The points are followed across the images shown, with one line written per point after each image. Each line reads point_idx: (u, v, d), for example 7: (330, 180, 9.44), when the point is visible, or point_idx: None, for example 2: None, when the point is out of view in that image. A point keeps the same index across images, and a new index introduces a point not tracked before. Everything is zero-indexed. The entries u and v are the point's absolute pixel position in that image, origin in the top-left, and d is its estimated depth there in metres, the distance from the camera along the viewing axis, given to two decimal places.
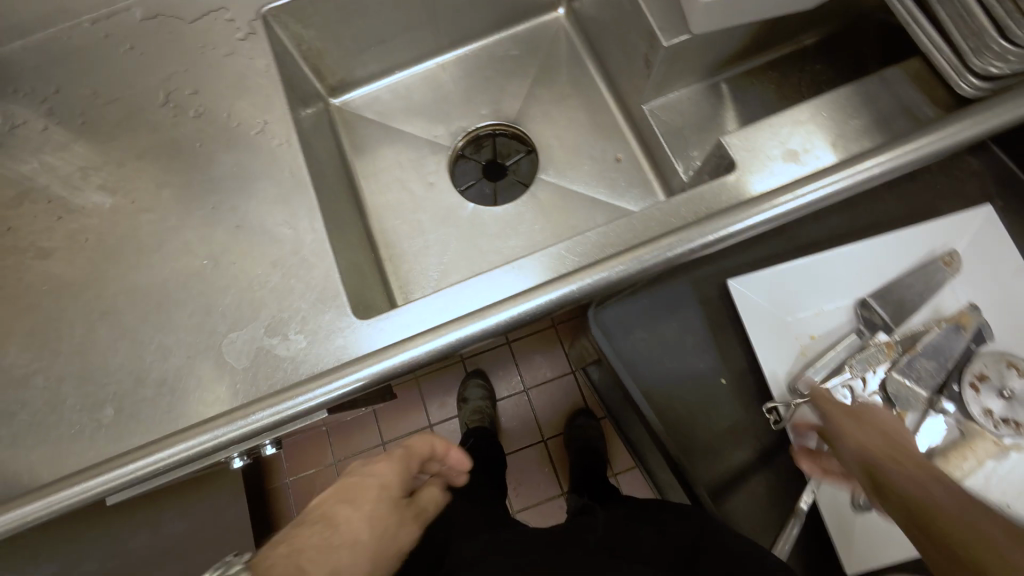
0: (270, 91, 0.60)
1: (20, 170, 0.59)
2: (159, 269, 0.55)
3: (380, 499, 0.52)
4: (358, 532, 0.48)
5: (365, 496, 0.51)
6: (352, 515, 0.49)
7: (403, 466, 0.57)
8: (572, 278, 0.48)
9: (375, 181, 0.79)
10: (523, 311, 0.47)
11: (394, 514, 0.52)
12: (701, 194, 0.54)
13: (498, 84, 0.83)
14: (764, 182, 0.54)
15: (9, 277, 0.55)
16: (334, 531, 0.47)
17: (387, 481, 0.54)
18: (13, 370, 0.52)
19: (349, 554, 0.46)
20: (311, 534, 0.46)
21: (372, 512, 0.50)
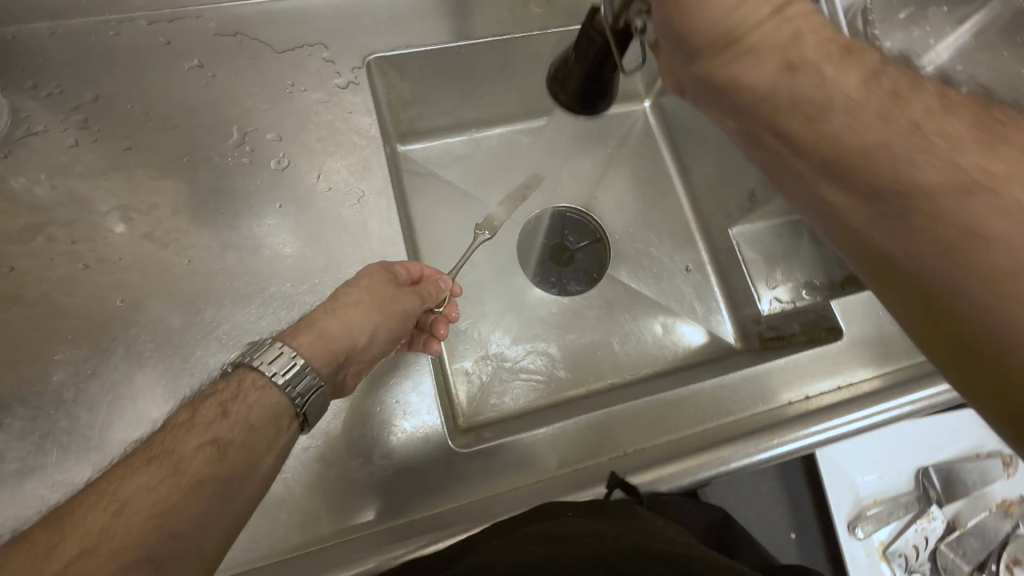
0: (369, 154, 0.53)
1: (37, 194, 0.47)
2: (212, 350, 0.46)
3: (383, 288, 0.47)
4: (364, 319, 0.44)
5: (363, 290, 0.45)
6: (351, 294, 0.45)
7: (399, 274, 0.49)
8: (660, 469, 0.48)
9: (433, 245, 0.69)
10: (646, 486, 0.47)
11: (393, 293, 0.47)
12: (813, 358, 0.57)
13: (574, 159, 0.79)
14: (837, 369, 0.57)
15: (6, 335, 0.44)
16: (339, 311, 0.43)
17: (380, 275, 0.47)
18: (2, 463, 0.41)
19: (366, 323, 0.44)
20: (331, 317, 0.42)
21: (384, 305, 0.45)
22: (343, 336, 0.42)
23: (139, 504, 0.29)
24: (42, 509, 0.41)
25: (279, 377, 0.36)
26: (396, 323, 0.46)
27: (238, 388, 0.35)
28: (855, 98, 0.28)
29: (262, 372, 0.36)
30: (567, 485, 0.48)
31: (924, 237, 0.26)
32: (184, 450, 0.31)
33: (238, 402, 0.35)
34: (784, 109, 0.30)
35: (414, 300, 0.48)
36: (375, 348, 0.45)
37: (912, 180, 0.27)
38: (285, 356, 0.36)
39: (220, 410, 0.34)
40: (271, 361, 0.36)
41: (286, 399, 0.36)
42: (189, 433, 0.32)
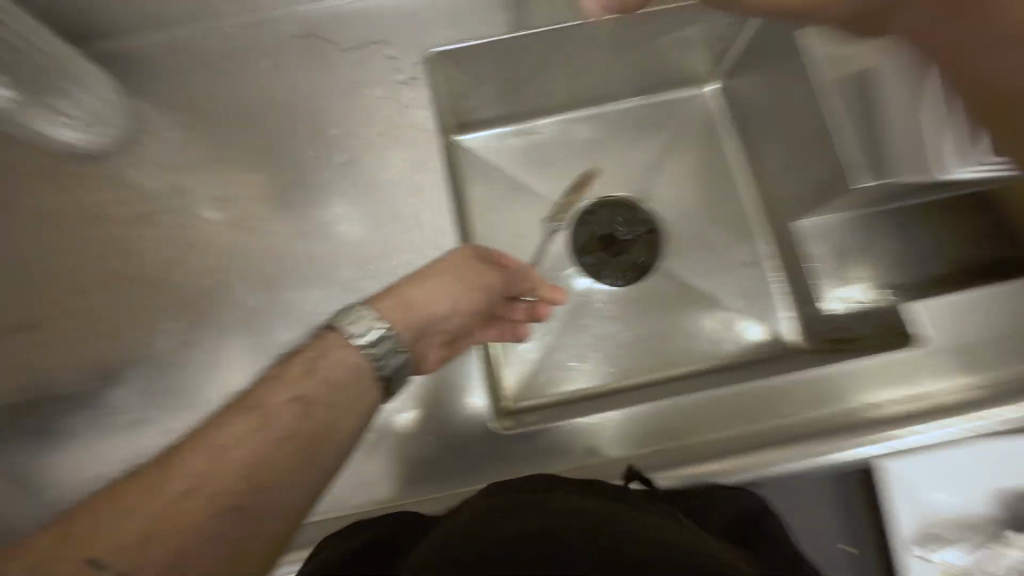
0: (426, 148, 0.56)
1: (147, 187, 0.55)
2: (285, 328, 0.52)
3: (464, 263, 0.51)
4: (443, 291, 0.48)
5: (446, 263, 0.50)
6: (434, 268, 0.49)
7: (484, 253, 0.52)
8: (699, 466, 0.48)
9: (485, 233, 0.72)
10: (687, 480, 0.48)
11: (473, 268, 0.51)
12: (889, 365, 0.51)
13: (630, 148, 0.77)
14: (909, 379, 0.51)
15: (125, 308, 0.52)
16: (422, 280, 0.48)
17: (463, 254, 0.51)
18: (123, 415, 0.49)
19: (446, 295, 0.48)
20: (415, 286, 0.47)
21: (464, 279, 0.50)
22: (423, 304, 0.47)
23: (234, 454, 0.34)
24: (152, 456, 0.49)
25: (361, 339, 0.41)
26: (475, 296, 0.50)
27: (323, 347, 0.40)
28: None
29: (344, 333, 0.41)
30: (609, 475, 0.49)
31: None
32: (274, 404, 0.36)
33: (321, 361, 0.39)
34: None
35: (493, 276, 0.52)
36: (454, 318, 0.49)
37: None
38: (367, 319, 0.42)
39: (308, 369, 0.39)
40: (356, 323, 0.41)
41: (363, 362, 0.41)
42: (278, 387, 0.37)
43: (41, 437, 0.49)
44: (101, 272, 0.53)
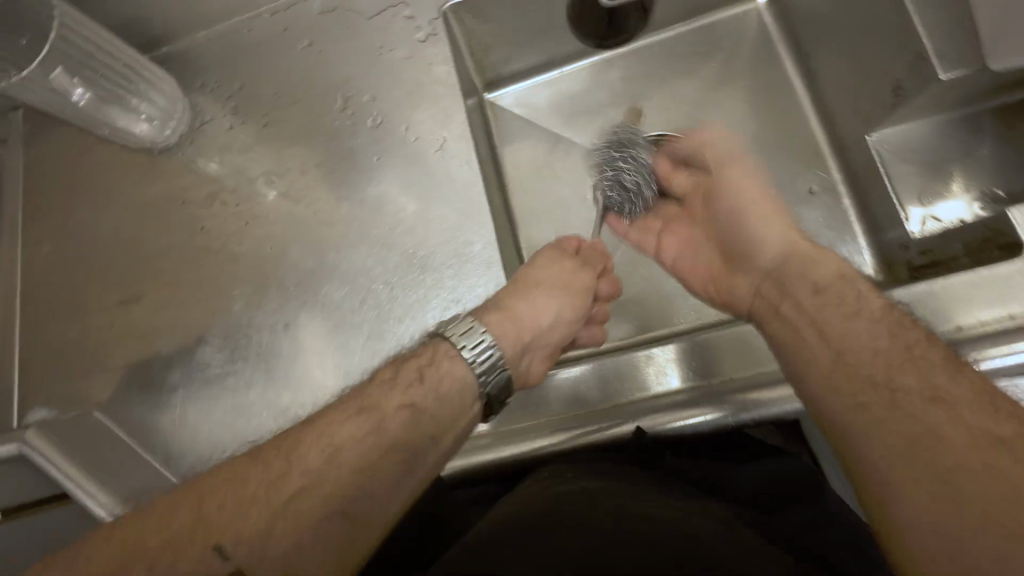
0: (450, 102, 0.57)
1: (211, 169, 0.61)
2: (335, 287, 0.56)
3: (564, 263, 0.52)
4: (546, 298, 0.50)
5: (544, 271, 0.51)
6: (539, 275, 0.51)
7: (568, 248, 0.54)
8: (683, 415, 0.48)
9: (523, 188, 0.71)
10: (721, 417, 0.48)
11: (573, 268, 0.53)
12: (982, 285, 0.45)
13: (670, 82, 0.72)
14: (1008, 294, 0.44)
15: (205, 277, 0.59)
16: (528, 294, 0.49)
17: (561, 254, 0.53)
18: (211, 368, 0.57)
19: (550, 303, 0.50)
20: (519, 298, 0.49)
21: (563, 285, 0.51)
22: (529, 314, 0.49)
23: (350, 451, 0.39)
24: (234, 402, 0.56)
25: (469, 354, 0.45)
26: (576, 299, 0.51)
27: (432, 355, 0.45)
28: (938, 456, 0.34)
29: (453, 344, 0.45)
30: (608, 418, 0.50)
31: (883, 429, 0.36)
32: (388, 406, 0.41)
33: (428, 371, 0.44)
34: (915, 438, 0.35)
35: (590, 274, 0.53)
36: (558, 327, 0.50)
37: (926, 422, 0.35)
38: (473, 331, 0.46)
39: (417, 375, 0.43)
40: (466, 338, 0.45)
41: (469, 373, 0.45)
42: (393, 390, 0.42)
43: (149, 388, 0.57)
44: (181, 250, 0.60)
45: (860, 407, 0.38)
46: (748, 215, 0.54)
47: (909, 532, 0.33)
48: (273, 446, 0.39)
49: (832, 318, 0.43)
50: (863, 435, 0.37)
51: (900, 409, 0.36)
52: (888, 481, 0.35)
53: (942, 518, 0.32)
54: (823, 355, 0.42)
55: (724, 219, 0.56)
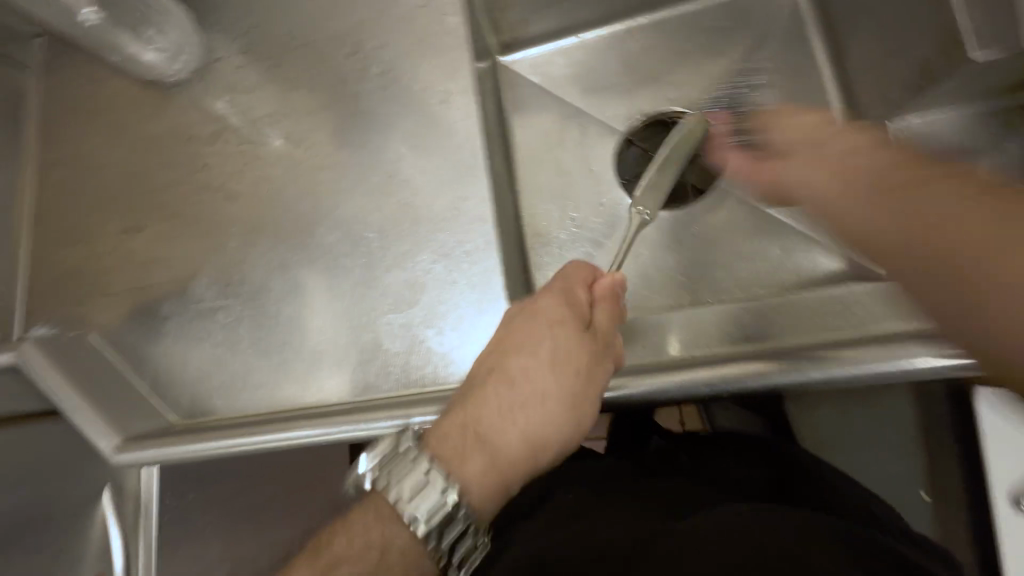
0: (460, 56, 0.56)
1: (218, 107, 0.62)
2: (327, 233, 0.56)
3: (571, 367, 0.43)
4: (535, 427, 0.42)
5: (540, 371, 0.43)
6: (533, 374, 0.43)
7: (579, 304, 0.45)
8: (687, 370, 0.46)
9: (529, 156, 0.70)
10: (732, 381, 0.44)
11: (585, 373, 0.43)
12: None
13: (689, 56, 0.69)
14: None
15: (204, 213, 0.60)
16: (511, 416, 0.42)
17: (568, 350, 0.43)
18: (202, 302, 0.58)
19: (546, 426, 0.42)
20: (503, 419, 0.42)
21: (565, 402, 0.43)
22: (516, 449, 0.42)
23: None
24: (220, 335, 0.56)
25: (422, 510, 0.39)
26: (581, 420, 0.43)
27: (378, 511, 0.41)
28: (957, 217, 0.36)
29: (405, 518, 0.40)
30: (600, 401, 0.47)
31: (913, 245, 0.37)
32: (390, 555, 0.39)
33: (382, 538, 0.40)
34: (918, 210, 0.38)
35: (602, 368, 0.44)
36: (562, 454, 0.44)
37: (929, 212, 0.37)
38: (427, 491, 0.40)
39: (393, 518, 0.40)
40: (419, 501, 0.40)
41: (435, 542, 0.40)
42: (366, 556, 0.39)
43: (140, 317, 0.58)
44: (183, 187, 0.61)
45: (864, 233, 0.41)
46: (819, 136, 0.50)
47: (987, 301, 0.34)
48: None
49: (863, 161, 0.44)
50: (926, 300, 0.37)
51: (912, 210, 0.38)
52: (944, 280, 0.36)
53: (963, 307, 0.35)
54: (841, 183, 0.44)
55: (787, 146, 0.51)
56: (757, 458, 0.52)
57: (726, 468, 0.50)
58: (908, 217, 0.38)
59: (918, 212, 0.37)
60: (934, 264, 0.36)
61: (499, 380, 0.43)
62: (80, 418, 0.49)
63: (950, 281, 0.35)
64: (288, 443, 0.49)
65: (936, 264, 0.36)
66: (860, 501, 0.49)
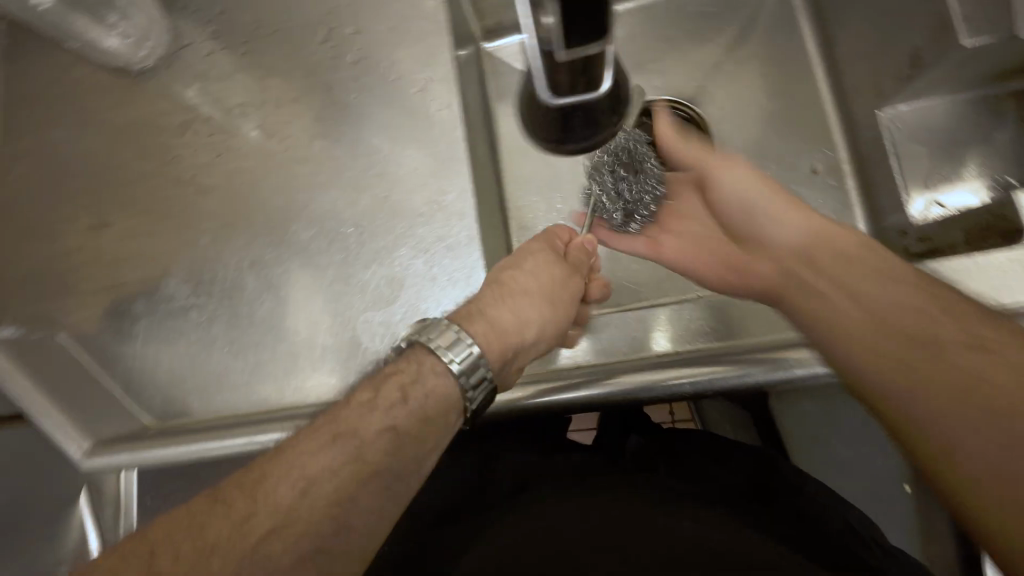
0: (440, 42, 0.54)
1: (187, 96, 0.59)
2: (304, 227, 0.54)
3: (551, 271, 0.48)
4: (530, 315, 0.45)
5: (527, 276, 0.47)
6: (522, 281, 0.47)
7: (555, 244, 0.51)
8: (674, 367, 0.45)
9: (513, 146, 0.68)
10: (718, 378, 0.44)
11: (561, 281, 0.48)
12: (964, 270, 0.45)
13: (677, 42, 0.68)
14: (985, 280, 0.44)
15: (175, 208, 0.57)
16: (510, 303, 0.45)
17: (549, 263, 0.49)
18: (174, 300, 0.56)
19: (537, 315, 0.46)
20: (501, 305, 0.45)
21: (551, 298, 0.47)
22: (515, 330, 0.44)
23: (323, 487, 0.34)
24: (193, 334, 0.55)
25: (454, 364, 0.40)
26: (562, 314, 0.48)
27: (416, 370, 0.40)
28: (950, 352, 0.40)
29: (440, 359, 0.40)
30: (575, 375, 0.48)
31: (904, 371, 0.41)
32: (368, 433, 0.37)
33: (417, 385, 0.39)
34: (920, 341, 0.41)
35: (576, 283, 0.50)
36: (541, 342, 0.46)
37: (907, 324, 0.42)
38: (462, 343, 0.40)
39: (400, 395, 0.39)
40: (452, 352, 0.40)
41: (456, 389, 0.40)
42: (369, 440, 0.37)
43: (110, 316, 0.56)
44: (153, 180, 0.58)
45: (838, 325, 0.45)
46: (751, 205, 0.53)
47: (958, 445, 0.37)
48: (234, 487, 0.35)
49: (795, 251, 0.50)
50: (910, 393, 0.40)
51: (921, 357, 0.41)
52: (971, 444, 0.37)
53: (962, 419, 0.38)
54: (804, 229, 0.51)
55: (743, 218, 0.54)
56: (737, 465, 0.51)
57: (705, 474, 0.50)
58: (870, 354, 0.43)
59: (925, 342, 0.41)
60: (911, 379, 0.40)
61: (494, 286, 0.46)
62: (49, 425, 0.48)
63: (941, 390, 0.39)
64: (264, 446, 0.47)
65: (906, 380, 0.41)
66: (843, 514, 0.46)
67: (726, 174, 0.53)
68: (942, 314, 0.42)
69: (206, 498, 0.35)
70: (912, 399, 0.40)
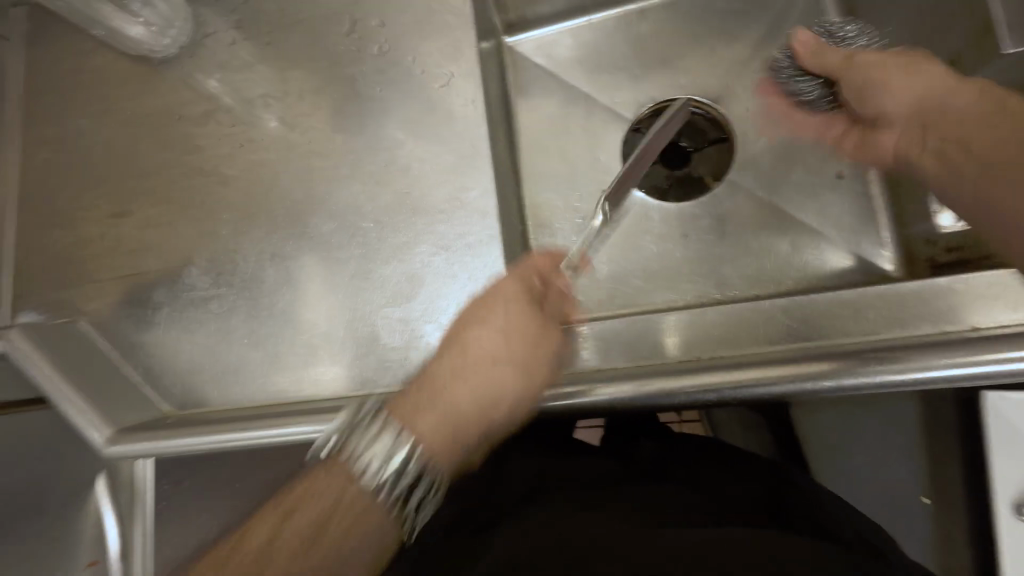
0: (465, 37, 0.54)
1: (208, 85, 0.59)
2: (324, 221, 0.54)
3: (521, 326, 0.46)
4: (500, 388, 0.45)
5: (489, 342, 0.45)
6: (488, 348, 0.45)
7: (532, 288, 0.47)
8: (696, 374, 0.45)
9: (533, 142, 0.67)
10: (741, 386, 0.44)
11: (530, 340, 0.46)
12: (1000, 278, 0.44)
13: (704, 39, 0.66)
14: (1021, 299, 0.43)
15: (196, 198, 0.57)
16: (469, 377, 0.45)
17: (519, 316, 0.46)
18: (194, 291, 0.56)
19: (501, 386, 0.45)
20: (463, 380, 0.45)
21: (519, 365, 0.45)
22: (473, 408, 0.44)
23: None
24: (211, 326, 0.55)
25: (381, 474, 0.41)
26: (535, 378, 0.46)
27: (330, 484, 0.41)
28: (966, 184, 0.45)
29: (362, 472, 0.41)
30: (597, 377, 0.47)
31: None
32: (276, 563, 0.38)
33: (331, 513, 0.40)
34: (1002, 175, 0.43)
35: (551, 338, 0.47)
36: (513, 411, 0.45)
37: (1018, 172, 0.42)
38: (394, 449, 0.41)
39: (313, 526, 0.40)
40: (382, 457, 0.41)
41: (387, 503, 0.42)
42: (274, 558, 0.38)
43: (130, 305, 0.57)
44: (174, 169, 0.58)
45: (971, 205, 0.45)
46: (877, 87, 0.51)
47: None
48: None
49: (987, 150, 0.44)
50: (1013, 254, 0.41)
51: (1014, 184, 0.42)
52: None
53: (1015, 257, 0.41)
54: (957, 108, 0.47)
55: (865, 94, 0.52)
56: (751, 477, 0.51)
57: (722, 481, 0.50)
58: (1003, 203, 0.42)
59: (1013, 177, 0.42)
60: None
61: (451, 353, 0.45)
62: (73, 410, 0.48)
63: (1007, 240, 0.42)
64: (281, 440, 0.47)
65: (1014, 208, 0.42)
66: (854, 527, 0.47)
67: (859, 56, 0.52)
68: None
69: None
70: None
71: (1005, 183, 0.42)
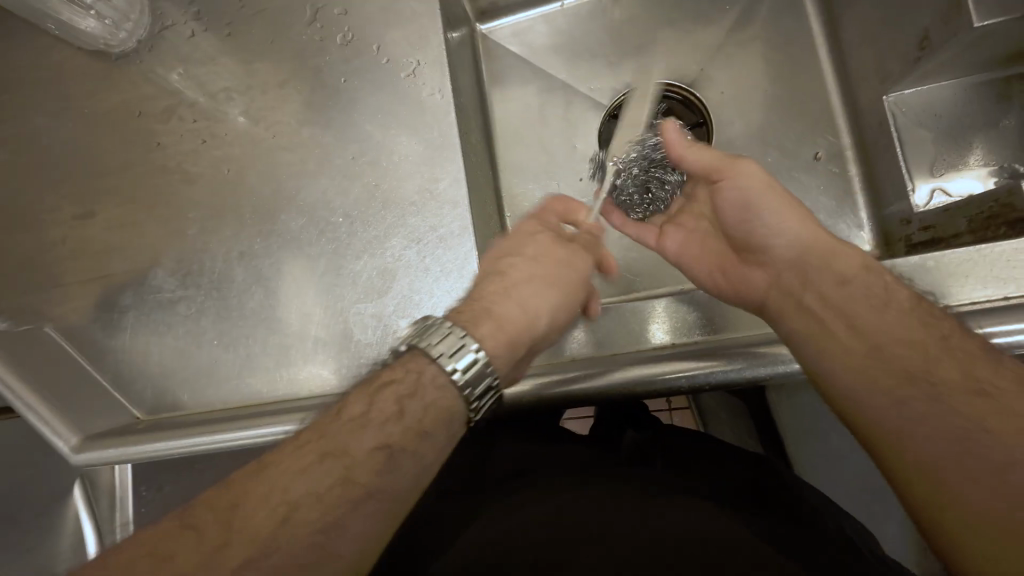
0: (431, 24, 0.52)
1: (170, 80, 0.57)
2: (293, 217, 0.53)
3: (555, 252, 0.46)
4: (538, 302, 0.44)
5: (527, 263, 0.45)
6: (524, 270, 0.44)
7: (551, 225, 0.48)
8: (675, 361, 0.44)
9: (509, 131, 0.66)
10: (720, 372, 0.43)
11: (565, 261, 0.46)
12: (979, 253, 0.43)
13: (678, 22, 0.65)
14: (1001, 273, 0.42)
15: (160, 197, 0.56)
16: (514, 295, 0.43)
17: (551, 245, 0.46)
18: (162, 293, 0.54)
19: (542, 301, 0.44)
20: (506, 300, 0.43)
21: (557, 283, 0.44)
22: (523, 323, 0.42)
23: (307, 513, 0.33)
24: (181, 327, 0.53)
25: (457, 375, 0.38)
26: (572, 295, 0.45)
27: (415, 382, 0.38)
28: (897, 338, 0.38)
29: (442, 368, 0.38)
30: (578, 368, 0.47)
31: (888, 377, 0.37)
32: (359, 451, 0.35)
33: (416, 398, 0.37)
34: (898, 359, 0.38)
35: (585, 261, 0.47)
36: (554, 329, 0.45)
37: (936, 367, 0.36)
38: (464, 349, 0.38)
39: (397, 408, 0.36)
40: (456, 359, 0.38)
41: (460, 400, 0.39)
42: (367, 430, 0.35)
43: (95, 309, 0.55)
44: (136, 168, 0.57)
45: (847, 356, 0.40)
46: (751, 206, 0.47)
47: (908, 442, 0.35)
48: (207, 511, 0.33)
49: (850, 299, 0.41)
50: (869, 393, 0.38)
51: (897, 364, 0.37)
52: (948, 457, 0.33)
53: (902, 406, 0.36)
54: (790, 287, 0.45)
55: (744, 215, 0.47)
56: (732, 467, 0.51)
57: (702, 474, 0.49)
58: (859, 366, 0.39)
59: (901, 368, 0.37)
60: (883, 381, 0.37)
61: (492, 277, 0.44)
62: (38, 418, 0.46)
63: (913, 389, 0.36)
64: (255, 442, 0.46)
65: (915, 385, 0.36)
66: (834, 515, 0.48)
67: (743, 162, 0.48)
68: (895, 346, 0.38)
69: (177, 524, 0.32)
70: (889, 411, 0.36)
71: (909, 347, 0.38)
